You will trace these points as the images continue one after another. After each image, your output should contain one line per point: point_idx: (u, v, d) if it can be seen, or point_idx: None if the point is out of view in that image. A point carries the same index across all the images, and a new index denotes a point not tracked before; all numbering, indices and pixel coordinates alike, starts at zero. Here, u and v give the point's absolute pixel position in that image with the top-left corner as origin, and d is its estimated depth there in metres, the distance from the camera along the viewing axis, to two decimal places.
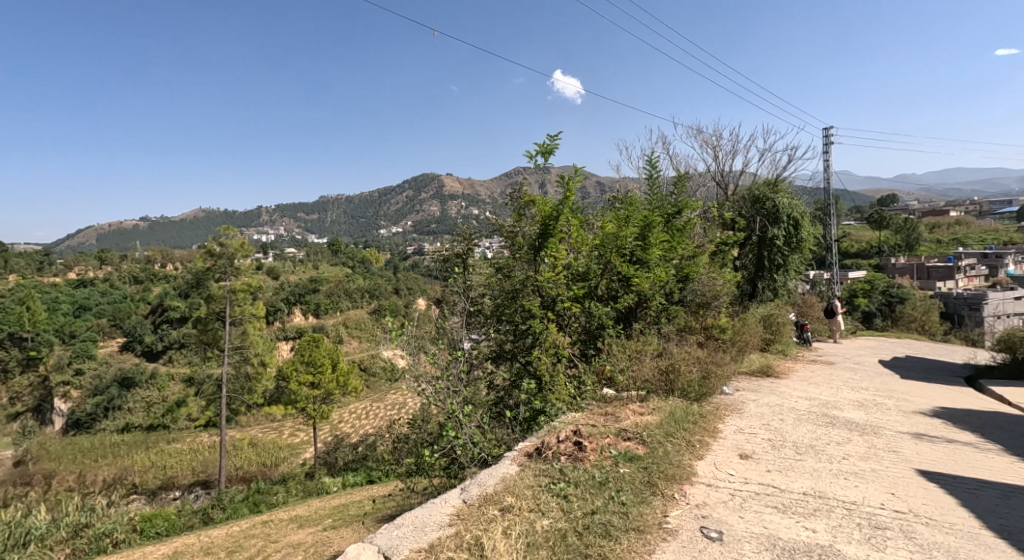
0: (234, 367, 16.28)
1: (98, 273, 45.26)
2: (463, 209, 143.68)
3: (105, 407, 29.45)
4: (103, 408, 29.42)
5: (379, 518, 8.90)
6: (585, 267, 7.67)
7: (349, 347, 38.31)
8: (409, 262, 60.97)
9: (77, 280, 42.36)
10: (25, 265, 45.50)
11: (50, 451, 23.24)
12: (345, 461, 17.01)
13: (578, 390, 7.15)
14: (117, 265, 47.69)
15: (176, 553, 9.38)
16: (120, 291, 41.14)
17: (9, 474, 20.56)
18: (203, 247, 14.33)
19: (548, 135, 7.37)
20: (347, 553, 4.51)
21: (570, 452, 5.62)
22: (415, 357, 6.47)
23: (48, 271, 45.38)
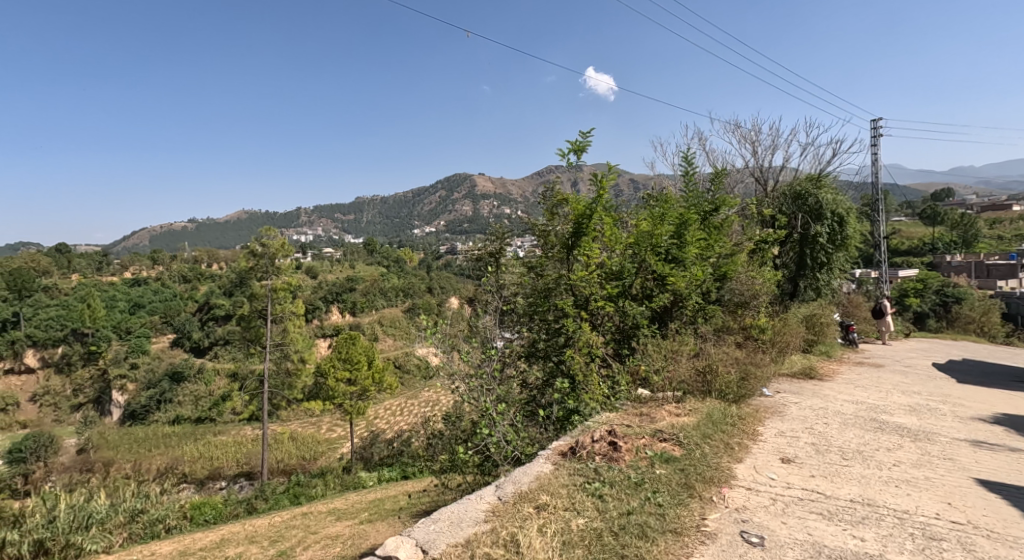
0: (274, 363, 16.72)
1: (150, 272, 47.25)
2: (496, 209, 144.15)
3: (157, 399, 30.78)
4: (156, 401, 30.81)
5: (416, 512, 9.00)
6: (619, 266, 7.56)
7: (384, 345, 38.88)
8: (443, 261, 61.42)
9: (131, 279, 44.30)
10: (86, 265, 47.83)
11: (106, 441, 24.42)
12: (381, 456, 17.29)
13: (611, 389, 7.09)
14: (168, 265, 49.58)
15: (223, 541, 9.74)
16: (170, 289, 42.84)
17: (70, 461, 21.67)
18: (247, 247, 14.80)
19: (581, 132, 7.31)
20: (385, 545, 4.57)
21: (605, 452, 5.56)
22: (449, 355, 6.52)
23: (106, 270, 47.62)
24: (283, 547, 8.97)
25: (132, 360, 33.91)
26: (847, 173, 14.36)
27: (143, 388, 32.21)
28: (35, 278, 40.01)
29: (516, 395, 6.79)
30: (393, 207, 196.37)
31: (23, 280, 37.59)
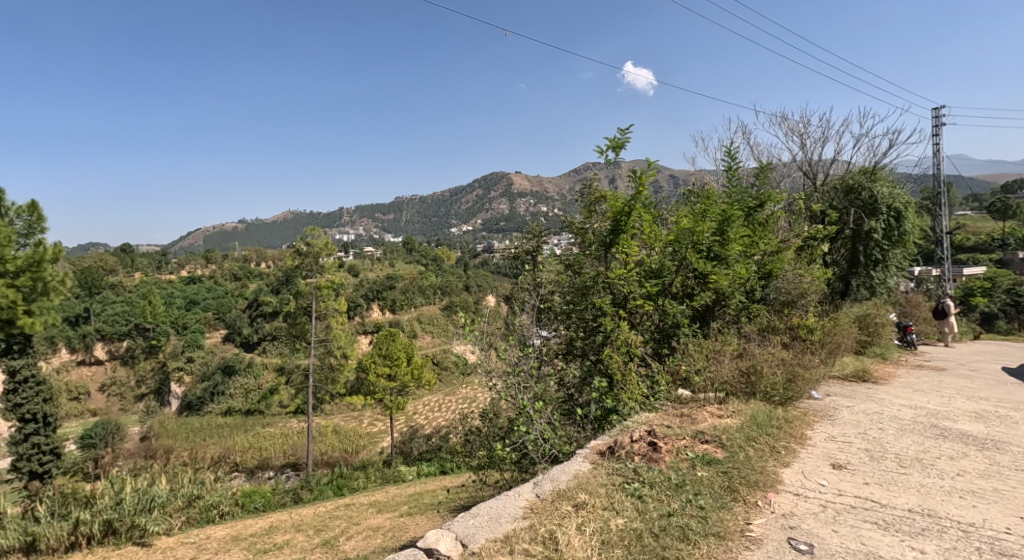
0: (318, 358, 17.07)
1: (205, 270, 49.27)
2: (533, 207, 143.90)
3: (211, 391, 32.16)
4: (210, 393, 32.14)
5: (455, 507, 9.06)
6: (659, 264, 7.39)
7: (423, 342, 39.38)
8: (480, 260, 61.71)
9: (188, 277, 46.24)
10: (147, 263, 50.23)
11: (165, 429, 25.52)
12: (420, 451, 17.50)
13: (651, 389, 6.95)
14: (220, 263, 51.55)
15: (271, 528, 10.06)
16: (222, 286, 44.27)
17: (132, 447, 22.77)
18: (293, 246, 15.20)
19: (619, 128, 7.22)
20: (426, 537, 4.59)
21: (645, 452, 5.44)
22: (486, 352, 6.51)
23: (166, 269, 49.91)
24: (327, 536, 9.18)
25: (189, 354, 35.39)
26: (905, 165, 13.70)
27: (198, 380, 33.63)
28: (102, 275, 42.13)
29: (554, 393, 6.75)
30: (431, 206, 198.70)
31: (91, 278, 39.42)
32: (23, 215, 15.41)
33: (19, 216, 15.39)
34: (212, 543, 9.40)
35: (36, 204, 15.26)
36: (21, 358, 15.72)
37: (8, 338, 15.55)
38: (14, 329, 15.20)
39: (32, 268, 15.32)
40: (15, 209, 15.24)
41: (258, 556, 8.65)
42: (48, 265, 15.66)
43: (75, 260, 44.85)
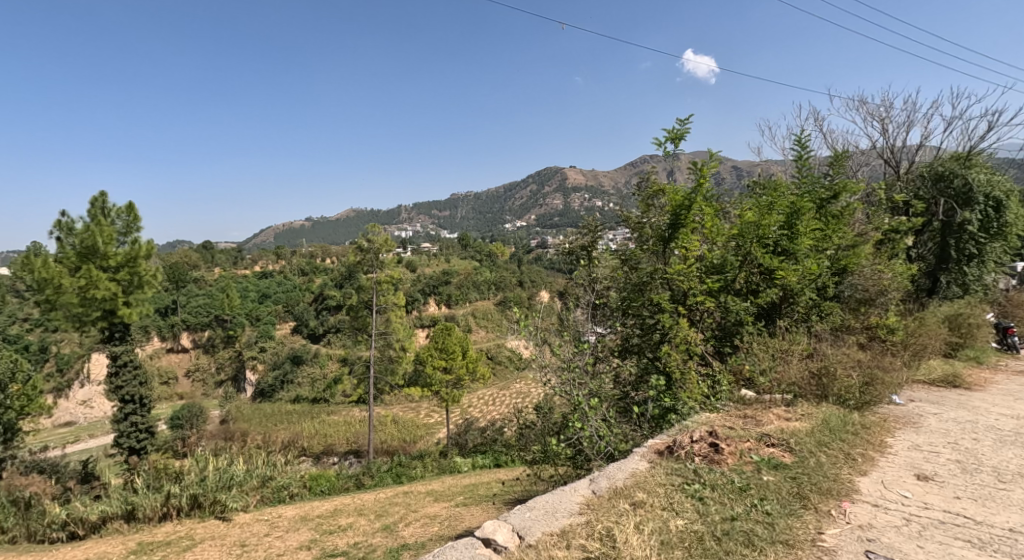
0: (378, 350, 17.42)
1: (276, 265, 51.61)
2: (588, 202, 142.43)
3: (281, 380, 33.77)
4: (280, 381, 33.74)
5: (511, 500, 9.05)
6: (721, 259, 7.08)
7: (477, 336, 39.72)
8: (534, 255, 61.70)
9: (261, 271, 48.59)
10: (225, 259, 53.23)
11: (241, 413, 26.87)
12: (475, 443, 17.65)
13: (712, 389, 6.68)
14: (289, 259, 53.83)
15: (336, 511, 10.41)
16: (291, 281, 46.00)
17: (213, 429, 23.95)
18: (355, 242, 15.58)
19: (678, 120, 6.99)
20: (484, 527, 4.60)
21: (706, 454, 5.26)
22: (540, 348, 6.48)
23: (241, 263, 52.71)
24: (387, 522, 9.39)
25: (261, 344, 37.20)
26: (1006, 149, 12.54)
27: (270, 368, 35.35)
28: (187, 269, 44.82)
29: (609, 390, 6.62)
30: (485, 202, 200.17)
31: (178, 272, 41.56)
32: (122, 215, 16.42)
33: (118, 216, 16.41)
34: (283, 522, 9.94)
35: (133, 207, 16.37)
36: (122, 345, 16.74)
37: (109, 326, 16.57)
38: (115, 319, 16.39)
39: (130, 263, 16.41)
40: (116, 210, 16.30)
41: (323, 537, 8.97)
42: (144, 261, 16.75)
43: (162, 255, 47.88)
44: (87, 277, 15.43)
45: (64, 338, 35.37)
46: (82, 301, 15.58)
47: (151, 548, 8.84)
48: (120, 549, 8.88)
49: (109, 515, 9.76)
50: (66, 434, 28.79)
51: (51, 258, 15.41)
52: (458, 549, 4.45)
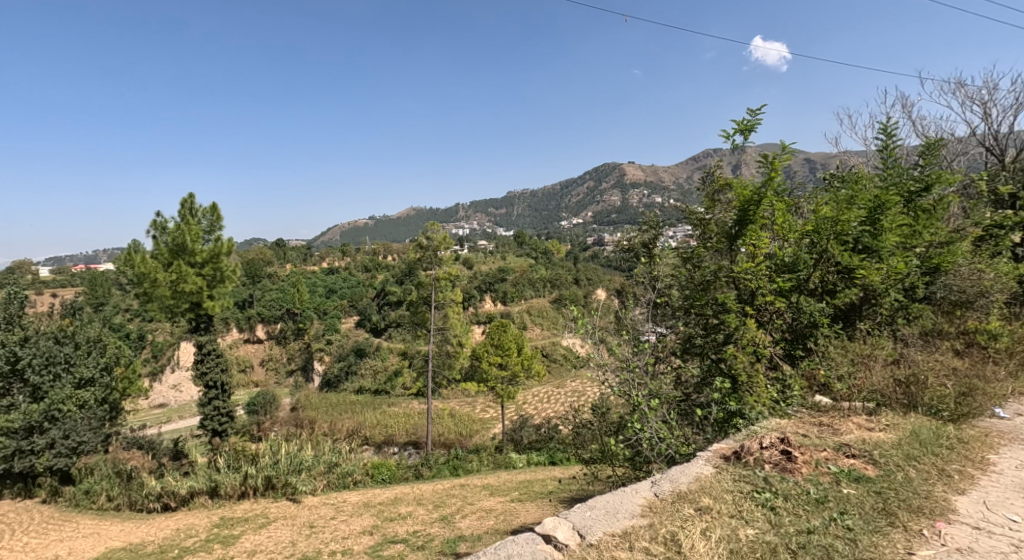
0: (436, 345, 17.61)
1: (343, 261, 53.52)
2: (646, 198, 139.37)
3: (346, 371, 34.95)
4: (344, 372, 34.90)
5: (568, 499, 8.92)
6: (793, 258, 6.64)
7: (532, 334, 39.60)
8: (591, 254, 60.90)
9: (328, 267, 50.44)
10: (297, 254, 55.61)
11: (309, 402, 27.92)
12: (530, 440, 17.57)
13: (783, 394, 6.32)
14: (355, 255, 55.61)
15: (396, 499, 10.62)
16: (355, 276, 47.29)
17: (284, 415, 25.01)
18: (415, 240, 15.85)
19: (749, 110, 6.64)
20: (544, 523, 4.51)
21: (777, 462, 4.96)
22: (598, 347, 6.35)
23: (311, 260, 54.89)
24: (444, 512, 9.45)
25: (328, 337, 38.64)
26: None
27: (335, 360, 36.64)
28: (262, 265, 47.16)
29: (670, 392, 6.38)
30: (542, 200, 199.79)
31: (253, 268, 43.68)
32: (207, 215, 17.23)
33: (204, 216, 17.22)
34: (347, 506, 10.24)
35: (216, 206, 17.17)
36: (207, 334, 17.53)
37: (195, 317, 17.51)
38: (201, 311, 17.31)
39: (213, 260, 17.26)
40: (202, 210, 17.08)
41: (384, 523, 9.13)
42: (226, 257, 17.54)
43: (241, 252, 50.61)
44: (177, 272, 16.42)
45: (157, 327, 38.09)
46: (173, 294, 16.62)
47: (231, 522, 9.55)
48: (205, 522, 9.71)
49: (195, 490, 10.69)
50: (161, 414, 30.86)
51: (147, 254, 16.45)
52: (519, 544, 4.36)
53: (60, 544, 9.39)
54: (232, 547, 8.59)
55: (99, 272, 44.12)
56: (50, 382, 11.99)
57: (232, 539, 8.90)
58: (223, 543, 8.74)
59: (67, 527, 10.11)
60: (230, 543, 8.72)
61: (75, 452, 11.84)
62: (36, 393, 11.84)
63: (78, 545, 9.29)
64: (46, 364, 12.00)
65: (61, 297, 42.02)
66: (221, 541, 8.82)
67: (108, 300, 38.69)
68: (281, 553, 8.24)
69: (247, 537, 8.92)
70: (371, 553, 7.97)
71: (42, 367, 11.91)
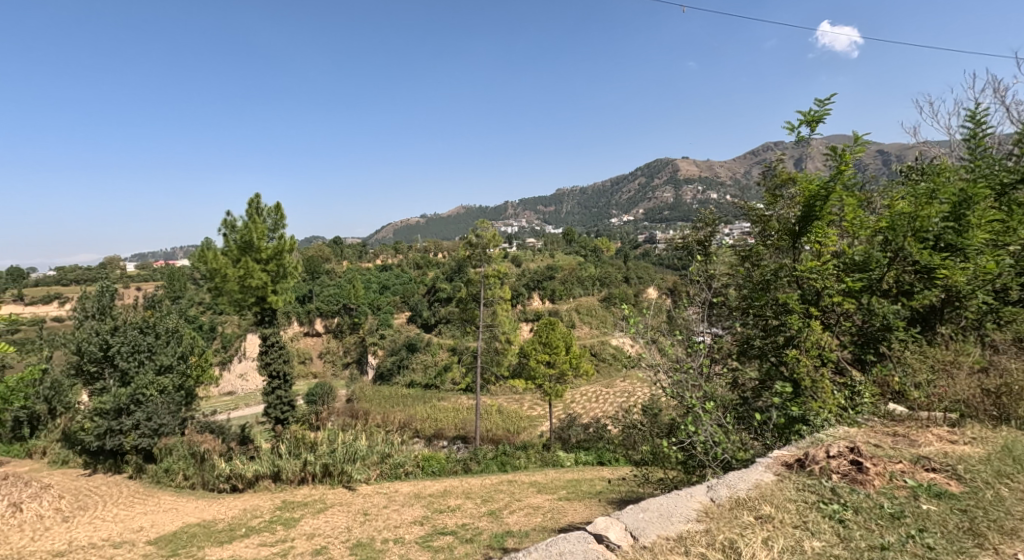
0: (485, 341, 17.59)
1: (396, 259, 54.61)
2: (699, 194, 135.71)
3: (397, 364, 35.63)
4: (397, 366, 35.59)
5: (618, 500, 8.73)
6: (864, 255, 6.16)
7: (581, 332, 39.19)
8: (642, 252, 59.79)
9: (382, 264, 51.59)
10: (353, 252, 57.19)
11: (364, 394, 28.61)
12: (579, 439, 17.30)
13: (852, 400, 5.90)
14: (407, 253, 56.66)
15: (445, 492, 10.66)
16: (407, 273, 48.14)
17: (340, 406, 25.73)
18: (465, 237, 15.91)
19: (816, 101, 6.26)
20: (595, 522, 4.39)
21: (846, 472, 4.62)
22: (650, 346, 6.10)
23: (367, 257, 56.32)
24: (492, 507, 9.40)
25: (381, 332, 39.52)
26: None
27: (388, 354, 37.42)
28: (321, 262, 48.73)
29: (726, 394, 6.14)
30: (592, 197, 197.80)
31: (313, 265, 45.18)
32: (272, 214, 17.81)
33: (269, 215, 17.83)
34: (399, 496, 10.36)
35: (280, 205, 17.69)
36: (271, 327, 18.22)
37: (261, 311, 18.17)
38: (266, 305, 17.93)
39: (277, 257, 17.80)
40: (267, 210, 17.69)
41: (433, 514, 9.17)
42: (288, 255, 18.06)
43: (302, 249, 52.44)
44: (244, 268, 17.08)
45: (227, 319, 40.02)
46: (240, 288, 17.32)
47: (292, 506, 9.87)
48: (268, 505, 10.11)
49: (260, 474, 11.21)
50: (230, 401, 32.38)
51: (219, 252, 17.28)
52: (570, 542, 4.27)
53: (144, 517, 9.95)
54: (293, 529, 8.83)
55: (176, 268, 46.79)
56: (136, 368, 12.57)
57: (293, 521, 9.16)
58: (285, 525, 9.01)
59: (150, 502, 10.76)
60: (291, 525, 9.00)
61: (157, 433, 12.34)
62: (125, 378, 12.52)
63: (159, 519, 9.83)
64: (132, 351, 12.60)
65: (144, 291, 44.86)
66: (283, 523, 9.09)
67: (185, 294, 41.03)
68: (337, 538, 8.39)
69: (307, 521, 9.17)
70: (421, 542, 8.00)
71: (129, 354, 12.51)
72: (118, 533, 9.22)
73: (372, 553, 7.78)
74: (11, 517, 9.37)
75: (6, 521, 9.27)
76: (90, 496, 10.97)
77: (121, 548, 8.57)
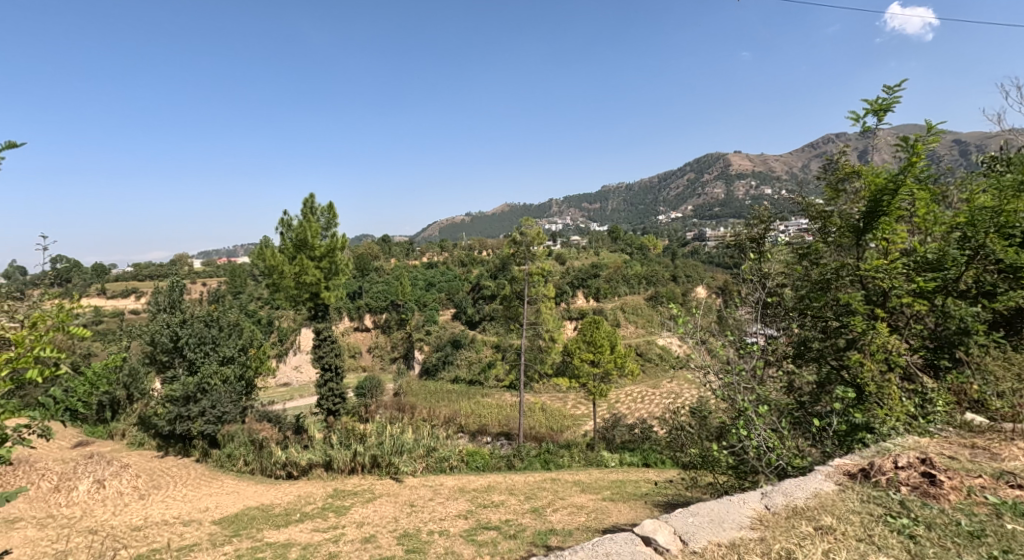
0: (529, 339, 17.43)
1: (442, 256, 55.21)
2: (750, 190, 131.49)
3: (443, 360, 35.95)
4: (442, 362, 35.92)
5: (664, 503, 8.45)
6: (938, 253, 5.60)
7: (626, 331, 38.53)
8: (689, 250, 58.42)
9: (429, 261, 52.26)
10: (401, 249, 58.16)
11: (410, 388, 28.98)
12: (624, 439, 16.93)
13: (922, 408, 5.50)
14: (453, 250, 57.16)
15: (489, 487, 10.59)
16: (452, 271, 48.51)
17: (388, 399, 26.15)
18: (509, 235, 15.82)
19: (886, 88, 5.83)
20: (644, 525, 4.15)
21: (917, 485, 4.26)
22: (699, 347, 5.82)
23: (414, 254, 57.19)
24: (536, 504, 9.26)
25: (427, 328, 39.97)
26: None
27: (434, 349, 37.80)
28: (371, 259, 49.76)
29: (781, 398, 5.74)
30: (637, 194, 194.80)
31: (363, 262, 46.19)
32: (325, 213, 18.21)
33: (322, 214, 18.23)
34: (443, 490, 10.35)
35: (332, 204, 18.09)
36: (324, 322, 18.64)
37: (315, 307, 18.57)
38: (319, 301, 18.30)
39: (330, 254, 18.11)
40: (320, 209, 18.10)
41: (478, 509, 9.10)
42: (340, 253, 18.37)
43: (353, 247, 53.68)
44: (299, 266, 17.54)
45: (282, 314, 41.38)
46: (296, 285, 17.81)
47: (342, 495, 10.00)
48: (321, 492, 10.31)
49: (314, 462, 11.49)
50: (285, 392, 33.45)
51: (275, 250, 17.87)
52: (617, 543, 4.04)
53: (210, 498, 10.30)
54: (344, 517, 8.93)
55: (237, 265, 48.75)
56: (202, 358, 13.03)
57: (344, 509, 9.29)
58: (337, 512, 9.14)
59: (214, 485, 11.15)
60: (342, 513, 9.12)
61: (221, 420, 12.72)
62: (192, 367, 13.03)
63: (223, 500, 10.16)
64: (199, 343, 13.08)
65: (208, 286, 46.88)
66: (335, 510, 9.23)
67: (244, 289, 42.68)
68: (384, 527, 8.43)
69: (356, 509, 9.27)
70: (466, 536, 7.94)
71: (196, 345, 12.98)
72: (187, 512, 9.55)
73: (418, 544, 7.76)
74: (95, 492, 9.89)
75: (92, 496, 9.78)
76: (163, 476, 11.43)
77: (189, 526, 8.88)
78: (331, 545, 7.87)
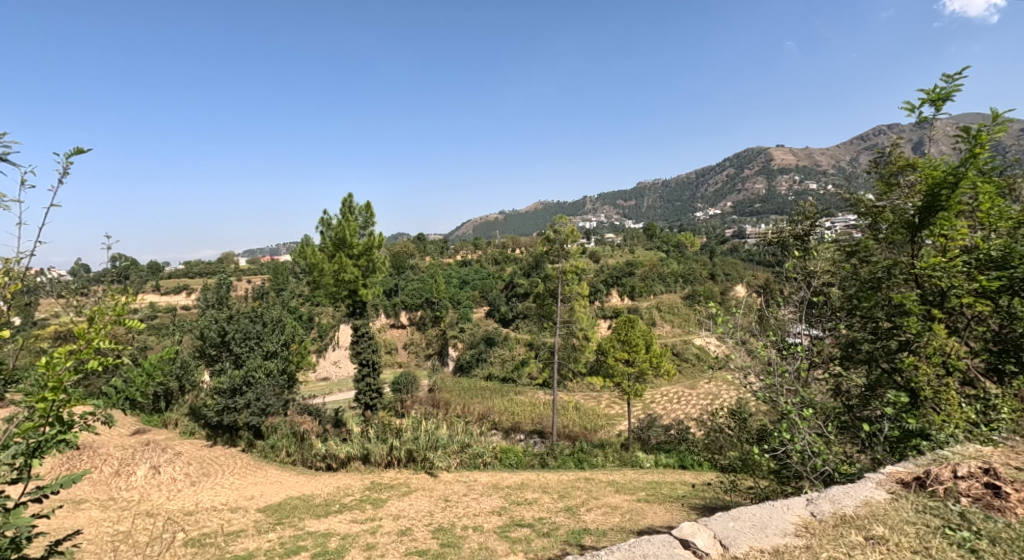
0: (562, 337, 17.23)
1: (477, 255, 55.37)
2: (791, 186, 127.71)
3: (476, 358, 36.04)
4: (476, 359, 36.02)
5: (702, 507, 8.18)
6: (1003, 250, 5.14)
7: (661, 330, 37.86)
8: (727, 248, 57.06)
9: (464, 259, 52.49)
10: (437, 247, 58.55)
11: (444, 385, 29.12)
12: (659, 440, 16.59)
13: (984, 416, 5.10)
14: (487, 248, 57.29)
15: (522, 485, 10.48)
16: (486, 269, 48.61)
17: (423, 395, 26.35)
18: (542, 233, 15.62)
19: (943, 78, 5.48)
20: (681, 527, 3.97)
21: (979, 497, 3.95)
22: (739, 347, 5.56)
23: (449, 252, 57.53)
24: (569, 503, 9.11)
25: (462, 325, 40.12)
26: None
27: (468, 346, 37.92)
28: (406, 258, 50.24)
29: (827, 401, 5.43)
30: (673, 191, 191.59)
31: (399, 261, 46.69)
32: (362, 213, 18.40)
33: (360, 213, 18.44)
34: (477, 486, 10.29)
35: (369, 204, 18.29)
36: (361, 318, 18.86)
37: (353, 303, 18.80)
38: (357, 298, 18.50)
39: (368, 253, 18.33)
40: (357, 209, 18.33)
41: (512, 506, 9.01)
42: (376, 251, 18.54)
43: (389, 246, 54.29)
44: (338, 263, 17.77)
45: (321, 311, 42.18)
46: (334, 282, 18.07)
47: (379, 487, 10.06)
48: (359, 484, 10.41)
49: (352, 455, 11.58)
50: (325, 386, 34.12)
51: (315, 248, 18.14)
52: (654, 545, 3.88)
53: (255, 487, 10.50)
54: (381, 509, 8.97)
55: (279, 262, 49.89)
56: (247, 352, 13.32)
57: (381, 501, 9.34)
58: (374, 505, 9.19)
59: (258, 474, 11.38)
60: (379, 505, 9.16)
61: (265, 412, 12.96)
62: (238, 360, 13.34)
63: (267, 489, 10.35)
64: (244, 337, 13.40)
65: (251, 284, 48.13)
66: (372, 503, 9.27)
67: (285, 286, 43.64)
68: (420, 521, 8.42)
69: (393, 502, 9.30)
70: (500, 532, 7.86)
71: (241, 340, 13.32)
72: (234, 499, 9.75)
73: (453, 539, 7.72)
74: (151, 478, 10.23)
75: (149, 481, 10.12)
76: (212, 464, 11.77)
77: (237, 512, 9.07)
78: (369, 536, 7.91)
